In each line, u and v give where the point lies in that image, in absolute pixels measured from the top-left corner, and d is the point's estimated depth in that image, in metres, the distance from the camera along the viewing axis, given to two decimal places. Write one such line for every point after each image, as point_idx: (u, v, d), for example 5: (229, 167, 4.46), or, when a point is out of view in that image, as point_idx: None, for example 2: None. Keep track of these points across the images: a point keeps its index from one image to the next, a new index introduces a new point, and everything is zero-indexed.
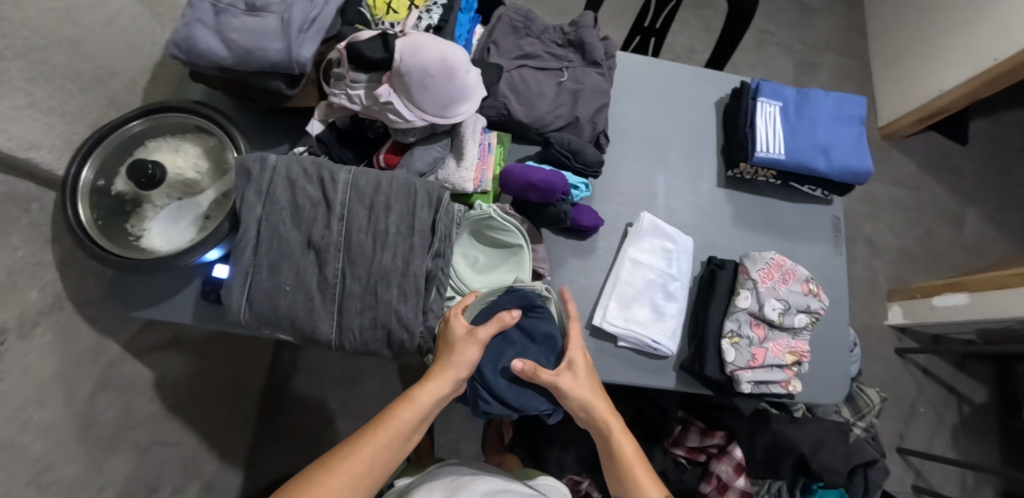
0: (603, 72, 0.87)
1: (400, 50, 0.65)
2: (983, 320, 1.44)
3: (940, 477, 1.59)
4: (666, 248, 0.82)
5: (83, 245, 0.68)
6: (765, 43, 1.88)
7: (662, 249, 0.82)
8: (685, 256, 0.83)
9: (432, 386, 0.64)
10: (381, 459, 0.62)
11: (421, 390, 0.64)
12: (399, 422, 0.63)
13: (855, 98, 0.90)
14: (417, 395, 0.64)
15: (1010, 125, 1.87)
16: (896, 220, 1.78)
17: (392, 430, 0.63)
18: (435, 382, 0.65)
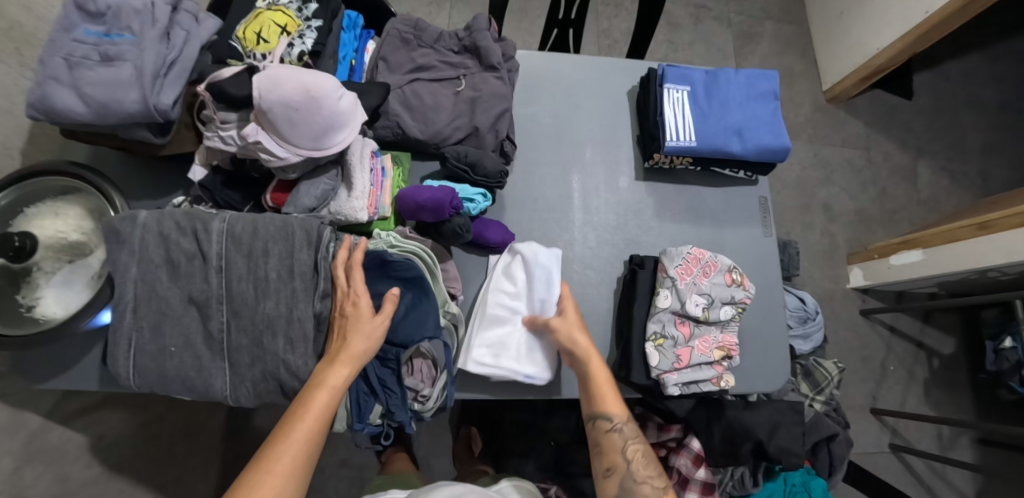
0: (501, 75, 0.83)
1: (258, 86, 0.61)
2: (937, 274, 1.45)
3: (917, 433, 1.59)
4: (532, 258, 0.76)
5: None
6: (703, 18, 1.85)
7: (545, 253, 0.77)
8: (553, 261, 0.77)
9: (336, 369, 0.59)
10: (308, 449, 0.54)
11: (329, 373, 0.59)
12: (314, 415, 0.56)
13: (766, 73, 0.86)
14: (326, 379, 0.58)
15: (950, 77, 1.89)
16: (850, 182, 1.79)
17: (313, 423, 0.56)
18: (341, 365, 0.59)
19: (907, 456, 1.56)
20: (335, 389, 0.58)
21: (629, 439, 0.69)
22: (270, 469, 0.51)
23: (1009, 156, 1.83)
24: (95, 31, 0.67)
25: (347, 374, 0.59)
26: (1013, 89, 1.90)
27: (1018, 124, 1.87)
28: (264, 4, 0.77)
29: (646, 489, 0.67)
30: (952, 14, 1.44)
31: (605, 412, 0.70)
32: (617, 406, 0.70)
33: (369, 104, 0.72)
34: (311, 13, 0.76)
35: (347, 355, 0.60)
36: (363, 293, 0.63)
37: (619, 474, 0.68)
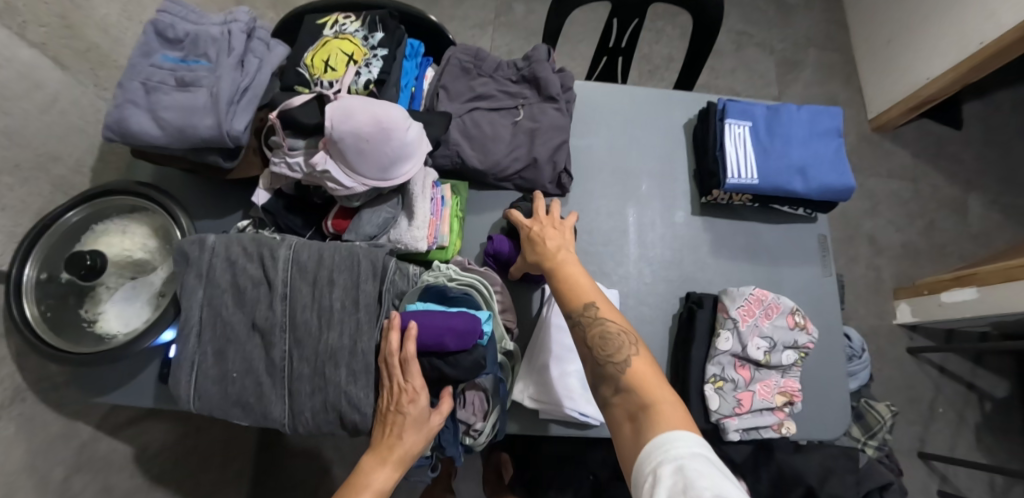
0: (560, 106, 0.83)
1: (330, 116, 0.61)
2: (992, 315, 1.41)
3: (968, 482, 1.58)
4: None
5: (35, 348, 0.64)
6: (745, 44, 1.84)
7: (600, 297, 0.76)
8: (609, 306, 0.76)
9: (382, 471, 0.61)
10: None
11: (372, 473, 0.61)
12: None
13: (829, 110, 0.84)
14: (370, 479, 0.61)
15: (1002, 109, 1.85)
16: (897, 214, 1.76)
17: None
18: (386, 467, 0.61)
19: None
20: (380, 489, 0.61)
21: (590, 321, 0.61)
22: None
23: None
24: (174, 56, 0.68)
25: (391, 476, 0.61)
26: None
27: None
28: (331, 32, 0.78)
29: (610, 369, 0.58)
30: (1009, 46, 1.40)
31: (566, 298, 0.64)
32: (574, 291, 0.64)
33: (433, 134, 0.73)
34: (377, 42, 0.77)
35: (392, 458, 0.61)
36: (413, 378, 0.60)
37: (589, 364, 0.61)
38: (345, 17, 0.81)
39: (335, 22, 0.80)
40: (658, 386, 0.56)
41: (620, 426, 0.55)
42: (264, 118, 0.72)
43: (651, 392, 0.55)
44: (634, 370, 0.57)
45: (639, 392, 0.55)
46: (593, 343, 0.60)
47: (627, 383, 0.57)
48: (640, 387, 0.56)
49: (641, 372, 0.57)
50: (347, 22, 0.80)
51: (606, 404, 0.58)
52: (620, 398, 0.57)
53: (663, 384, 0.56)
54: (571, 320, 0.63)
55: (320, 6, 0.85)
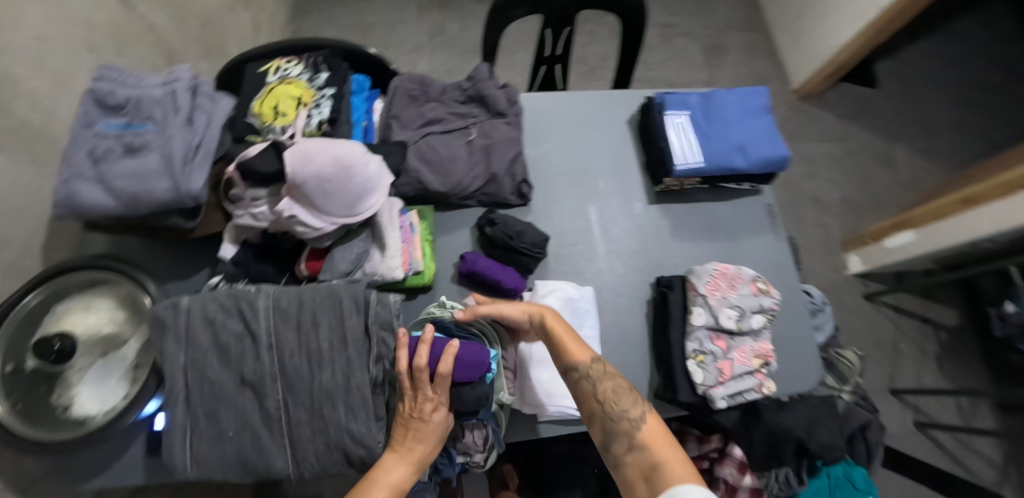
0: (510, 120, 0.86)
1: (290, 161, 0.62)
2: (932, 252, 1.55)
3: (939, 408, 1.70)
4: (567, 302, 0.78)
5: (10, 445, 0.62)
6: (672, 35, 1.95)
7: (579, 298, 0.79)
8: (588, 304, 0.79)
9: (400, 470, 0.60)
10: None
11: (389, 468, 0.60)
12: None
13: (757, 89, 0.91)
14: (386, 475, 0.59)
15: (908, 64, 2.03)
16: (834, 173, 1.90)
17: None
18: (404, 465, 0.60)
19: (931, 431, 1.67)
20: (395, 487, 0.59)
21: (598, 381, 0.66)
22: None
23: (979, 128, 1.95)
24: (117, 122, 0.67)
25: (408, 472, 0.60)
26: (970, 65, 2.04)
27: (981, 96, 2.00)
28: (275, 78, 0.78)
29: (625, 425, 0.63)
30: (902, 9, 1.54)
31: (571, 360, 0.68)
32: (575, 350, 0.68)
33: (393, 165, 0.75)
34: (322, 82, 0.78)
35: (409, 456, 0.61)
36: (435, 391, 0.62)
37: (598, 421, 0.65)
38: (287, 61, 0.80)
39: (278, 67, 0.80)
40: (669, 442, 0.61)
41: (633, 485, 0.59)
42: (219, 173, 0.72)
43: (659, 450, 0.59)
44: (645, 429, 0.62)
45: (650, 450, 0.60)
46: (604, 398, 0.65)
47: (640, 443, 0.61)
48: (650, 444, 0.60)
49: (652, 430, 0.62)
50: (290, 66, 0.79)
51: (616, 461, 0.62)
52: (632, 456, 0.60)
53: (670, 439, 0.61)
54: (578, 376, 0.67)
55: (261, 53, 0.85)
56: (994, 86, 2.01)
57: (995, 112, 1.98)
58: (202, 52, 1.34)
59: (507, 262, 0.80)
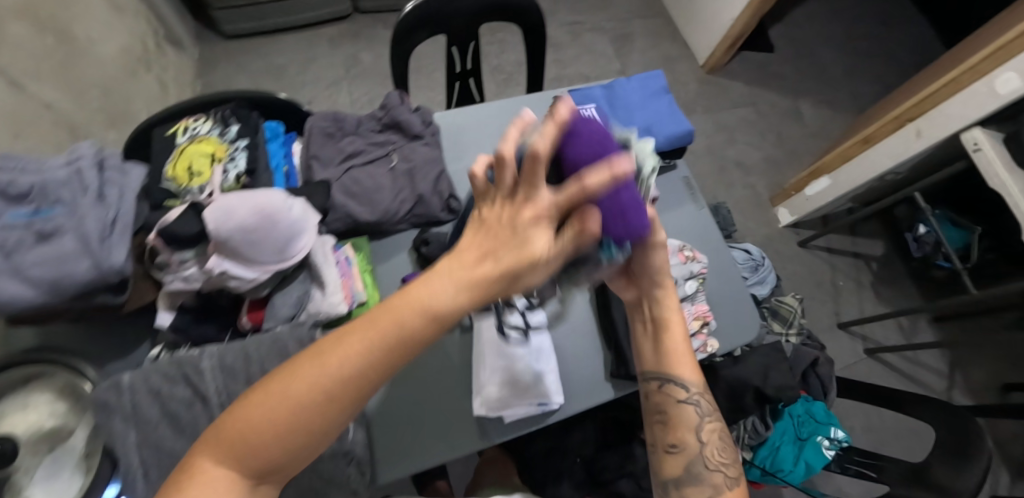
0: (428, 141, 0.90)
1: (211, 219, 0.62)
2: (848, 192, 1.70)
3: (883, 333, 1.85)
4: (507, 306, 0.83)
5: None
6: (581, 32, 2.06)
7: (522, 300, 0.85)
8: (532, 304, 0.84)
9: (452, 289, 0.40)
10: (355, 384, 0.40)
11: (439, 285, 0.40)
12: (401, 329, 0.40)
13: (653, 74, 0.98)
14: (431, 293, 0.40)
15: (795, 27, 2.23)
16: (750, 136, 2.05)
17: (381, 348, 0.40)
18: (472, 274, 0.40)
19: (881, 355, 1.82)
20: (438, 308, 0.39)
21: (705, 416, 0.68)
22: (308, 383, 0.39)
23: (865, 75, 2.17)
24: (19, 211, 0.65)
25: (463, 294, 0.40)
26: (845, 22, 2.28)
27: (861, 47, 2.24)
28: (185, 138, 0.78)
29: (717, 477, 0.65)
30: None
31: (683, 379, 0.69)
32: (690, 372, 0.70)
33: (318, 205, 0.77)
34: (234, 134, 0.79)
35: (485, 266, 0.40)
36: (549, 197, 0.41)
37: (687, 451, 0.67)
38: (193, 119, 0.80)
39: (185, 126, 0.79)
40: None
41: None
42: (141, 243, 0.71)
43: None
44: (731, 491, 0.65)
45: None
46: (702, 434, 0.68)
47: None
48: None
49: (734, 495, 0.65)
50: (198, 124, 0.79)
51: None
52: None
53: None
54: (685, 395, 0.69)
55: (165, 114, 0.84)
56: (869, 37, 2.25)
57: (874, 59, 2.22)
58: (106, 121, 1.29)
59: None
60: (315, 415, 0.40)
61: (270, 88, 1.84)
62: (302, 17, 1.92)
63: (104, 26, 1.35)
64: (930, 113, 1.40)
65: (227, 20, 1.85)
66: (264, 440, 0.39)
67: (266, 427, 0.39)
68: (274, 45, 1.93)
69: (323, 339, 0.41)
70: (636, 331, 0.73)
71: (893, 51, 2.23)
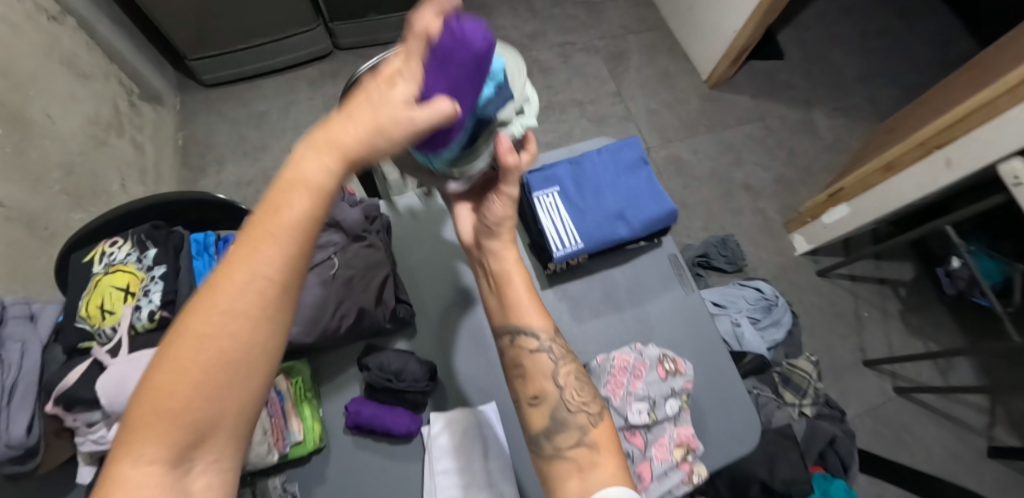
0: (371, 241, 0.80)
1: (102, 393, 0.56)
2: (870, 220, 1.55)
3: (914, 369, 1.70)
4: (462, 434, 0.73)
5: None
6: (571, 52, 1.98)
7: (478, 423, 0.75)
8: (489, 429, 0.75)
9: (321, 158, 0.38)
10: (264, 288, 0.37)
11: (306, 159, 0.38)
12: (291, 226, 0.38)
13: (628, 142, 0.85)
14: (302, 168, 0.38)
15: (801, 34, 2.12)
16: (759, 154, 1.90)
17: (265, 262, 0.37)
18: (327, 154, 0.38)
19: (914, 394, 1.65)
20: (316, 189, 0.38)
21: (559, 362, 0.63)
22: (212, 304, 0.36)
23: (882, 82, 2.03)
24: None
25: (333, 170, 0.38)
26: (855, 26, 2.15)
27: (873, 52, 2.10)
28: (101, 267, 0.70)
29: (580, 418, 0.60)
30: None
31: (528, 328, 0.64)
32: (535, 318, 0.65)
33: None
34: (152, 260, 0.71)
35: (343, 146, 0.38)
36: (404, 84, 0.40)
37: (547, 402, 0.61)
38: (110, 242, 0.72)
39: (101, 252, 0.72)
40: (615, 450, 0.58)
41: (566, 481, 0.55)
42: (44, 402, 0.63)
43: (606, 454, 0.57)
44: (597, 429, 0.60)
45: (599, 450, 0.57)
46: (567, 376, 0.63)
47: (591, 441, 0.58)
48: (602, 444, 0.58)
49: (601, 432, 0.60)
50: (115, 248, 0.71)
51: (551, 454, 0.58)
52: (576, 450, 0.57)
53: (617, 446, 0.58)
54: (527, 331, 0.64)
55: (87, 232, 0.76)
56: (881, 41, 2.13)
57: (889, 65, 2.08)
58: (70, 201, 1.24)
59: (393, 401, 0.73)
60: (235, 354, 0.36)
61: (251, 137, 1.78)
62: (280, 61, 1.86)
63: (65, 101, 1.30)
64: (959, 141, 1.23)
65: (204, 70, 1.79)
66: (183, 387, 0.34)
67: (172, 377, 0.34)
68: (254, 91, 1.87)
69: (213, 270, 0.37)
70: (483, 283, 0.69)
71: (908, 55, 2.10)
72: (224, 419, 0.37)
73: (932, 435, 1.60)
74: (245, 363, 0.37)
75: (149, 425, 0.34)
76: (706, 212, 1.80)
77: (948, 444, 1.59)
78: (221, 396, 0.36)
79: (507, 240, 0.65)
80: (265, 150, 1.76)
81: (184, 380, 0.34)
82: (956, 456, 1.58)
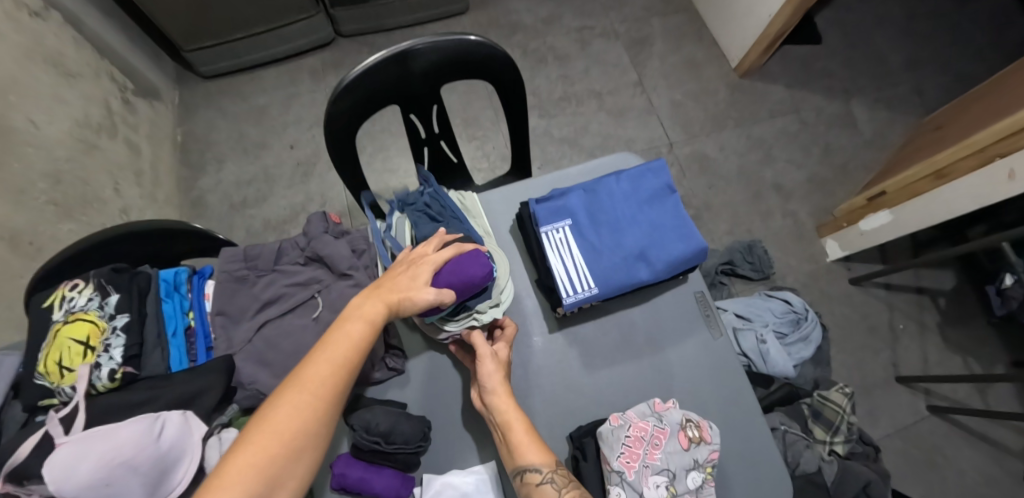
0: (358, 280, 0.72)
1: (49, 478, 0.50)
2: (912, 230, 1.41)
3: (952, 388, 1.57)
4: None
5: None
6: (589, 39, 1.84)
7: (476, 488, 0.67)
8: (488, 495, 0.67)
9: (373, 305, 0.61)
10: (331, 385, 0.55)
11: (364, 306, 0.61)
12: (354, 343, 0.58)
13: (651, 168, 0.74)
14: (361, 312, 0.61)
15: (843, 16, 1.93)
16: (792, 151, 1.75)
17: (324, 368, 0.56)
18: (378, 301, 0.61)
19: (953, 416, 1.53)
20: (374, 321, 0.60)
21: (563, 488, 0.59)
22: (283, 405, 0.53)
23: (932, 69, 1.84)
24: None
25: (383, 310, 0.61)
26: (904, 6, 1.96)
27: (924, 35, 1.91)
28: (61, 314, 0.64)
29: None
30: None
31: (530, 465, 0.60)
32: (535, 452, 0.61)
33: (206, 408, 0.62)
34: (115, 308, 0.65)
35: (390, 301, 0.62)
36: (429, 268, 0.64)
37: None
38: (72, 285, 0.66)
39: (61, 297, 0.65)
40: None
41: None
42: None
43: None
44: None
45: None
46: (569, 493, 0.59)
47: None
48: None
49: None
50: (76, 293, 0.66)
51: None
52: None
53: None
54: (531, 471, 0.60)
55: (60, 262, 0.71)
56: (933, 23, 1.93)
57: (941, 49, 1.88)
58: (58, 211, 1.19)
59: (382, 462, 0.66)
60: (282, 446, 0.51)
61: (251, 133, 1.70)
62: (280, 50, 1.76)
63: (51, 105, 1.23)
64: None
65: (203, 62, 1.70)
66: (250, 468, 0.49)
67: (239, 473, 0.48)
68: (254, 83, 1.78)
69: (298, 365, 0.56)
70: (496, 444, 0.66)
71: (964, 38, 1.90)
72: (291, 482, 0.52)
73: (969, 460, 1.49)
74: (308, 440, 0.53)
75: (238, 483, 0.47)
76: (731, 214, 1.67)
77: (986, 471, 1.47)
78: (291, 464, 0.51)
79: (494, 389, 0.64)
80: (265, 148, 1.68)
81: (241, 471, 0.48)
82: (994, 482, 1.46)
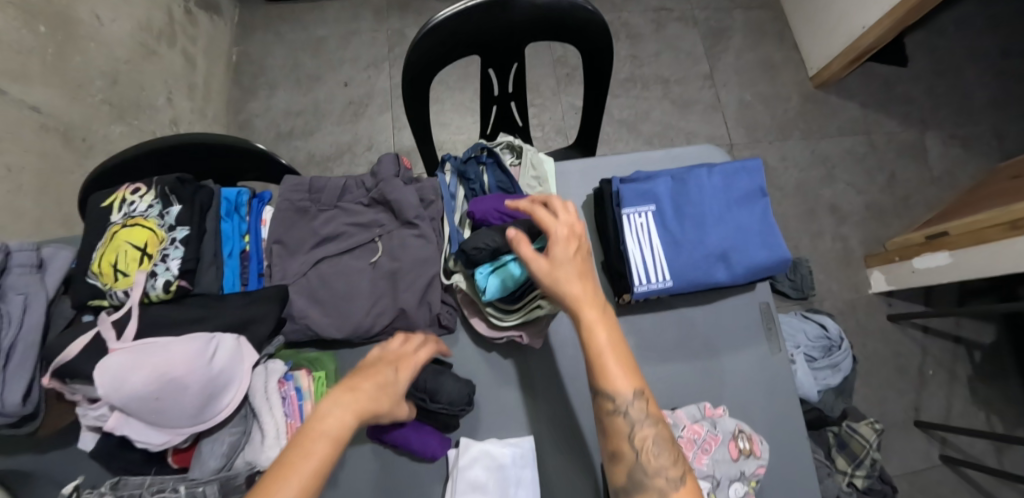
0: (423, 231, 0.69)
1: (101, 384, 0.50)
2: (969, 276, 1.34)
3: (969, 442, 1.53)
4: (491, 471, 0.63)
5: None
6: (666, 21, 1.75)
7: (513, 460, 0.65)
8: (524, 469, 0.65)
9: (355, 399, 0.53)
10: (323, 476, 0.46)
11: (339, 395, 0.52)
12: (330, 435, 0.48)
13: (747, 165, 0.69)
14: (337, 400, 0.51)
15: (936, 40, 1.81)
16: (855, 174, 1.67)
17: (316, 460, 0.46)
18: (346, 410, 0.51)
19: (963, 468, 1.50)
20: (355, 411, 0.51)
21: (638, 424, 0.52)
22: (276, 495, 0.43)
23: (1019, 112, 1.73)
24: None
25: (368, 401, 0.53)
26: (1005, 39, 1.82)
27: (1021, 74, 1.78)
28: (120, 217, 0.62)
29: (660, 481, 0.50)
30: None
31: (607, 389, 0.53)
32: (622, 379, 0.53)
33: (258, 336, 0.59)
34: (175, 219, 0.62)
35: (373, 388, 0.54)
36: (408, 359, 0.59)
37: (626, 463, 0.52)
38: (133, 188, 0.64)
39: (122, 198, 0.63)
40: None
41: None
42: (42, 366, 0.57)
43: None
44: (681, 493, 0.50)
45: None
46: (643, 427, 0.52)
47: None
48: None
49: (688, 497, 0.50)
50: (137, 197, 0.63)
51: None
52: None
53: None
54: (614, 404, 0.53)
55: (129, 157, 0.70)
56: None
57: None
58: (111, 112, 1.16)
59: (423, 419, 0.65)
60: None
61: (305, 64, 1.66)
62: None
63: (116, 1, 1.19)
64: None
65: None
66: None
67: None
68: (315, 12, 1.72)
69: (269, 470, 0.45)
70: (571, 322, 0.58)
71: None
72: None
73: None
74: None
75: None
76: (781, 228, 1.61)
77: None
78: None
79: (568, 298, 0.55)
80: (318, 81, 1.64)
81: None
82: None
